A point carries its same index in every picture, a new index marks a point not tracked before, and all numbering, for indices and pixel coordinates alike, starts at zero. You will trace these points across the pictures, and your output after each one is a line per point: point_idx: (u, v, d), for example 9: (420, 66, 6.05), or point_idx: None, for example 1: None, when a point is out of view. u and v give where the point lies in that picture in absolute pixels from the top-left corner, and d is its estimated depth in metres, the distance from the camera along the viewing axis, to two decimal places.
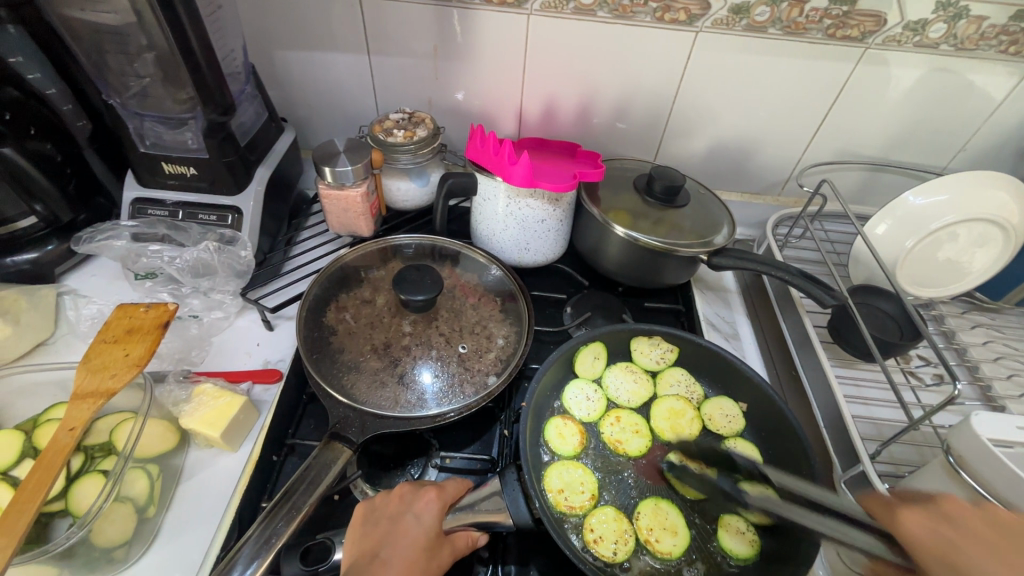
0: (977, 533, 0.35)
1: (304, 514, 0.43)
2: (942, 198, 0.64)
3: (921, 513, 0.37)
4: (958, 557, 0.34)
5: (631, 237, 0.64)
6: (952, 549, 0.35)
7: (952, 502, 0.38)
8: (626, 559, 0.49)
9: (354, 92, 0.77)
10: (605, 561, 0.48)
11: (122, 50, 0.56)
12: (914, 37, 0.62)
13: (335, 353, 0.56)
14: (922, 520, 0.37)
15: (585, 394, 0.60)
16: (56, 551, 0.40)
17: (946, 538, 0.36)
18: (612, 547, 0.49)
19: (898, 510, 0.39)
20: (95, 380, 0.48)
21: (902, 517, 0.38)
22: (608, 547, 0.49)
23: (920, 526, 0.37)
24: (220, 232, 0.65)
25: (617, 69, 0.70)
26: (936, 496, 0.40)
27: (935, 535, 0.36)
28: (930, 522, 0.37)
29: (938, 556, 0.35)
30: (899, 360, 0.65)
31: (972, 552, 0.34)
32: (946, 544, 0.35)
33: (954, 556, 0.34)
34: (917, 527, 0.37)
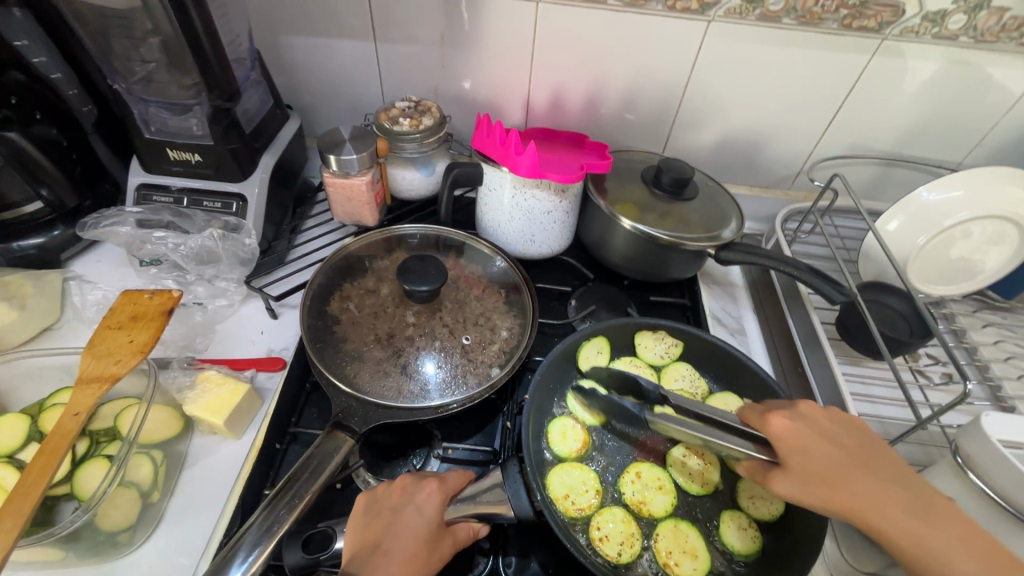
0: (826, 429, 0.44)
1: (306, 502, 0.43)
2: (957, 194, 0.63)
3: (783, 413, 0.45)
4: (816, 450, 0.42)
5: (638, 230, 0.64)
6: (811, 443, 0.42)
7: (807, 405, 0.46)
8: (630, 561, 0.48)
9: (360, 79, 0.76)
10: (609, 561, 0.48)
11: (127, 34, 0.55)
12: (933, 28, 0.61)
13: (339, 343, 0.56)
14: (785, 422, 0.44)
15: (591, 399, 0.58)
16: (61, 534, 0.41)
17: (802, 434, 0.43)
18: (617, 547, 0.49)
19: (768, 414, 0.45)
20: (100, 365, 0.48)
21: (771, 418, 0.44)
22: (613, 547, 0.49)
23: (782, 424, 0.44)
24: (224, 219, 0.65)
25: (627, 59, 0.69)
26: (788, 400, 0.47)
27: (795, 432, 0.43)
28: (791, 421, 0.44)
29: (798, 448, 0.42)
30: (908, 359, 0.64)
31: (825, 445, 0.42)
32: (804, 439, 0.43)
33: (811, 447, 0.42)
34: (781, 426, 0.44)
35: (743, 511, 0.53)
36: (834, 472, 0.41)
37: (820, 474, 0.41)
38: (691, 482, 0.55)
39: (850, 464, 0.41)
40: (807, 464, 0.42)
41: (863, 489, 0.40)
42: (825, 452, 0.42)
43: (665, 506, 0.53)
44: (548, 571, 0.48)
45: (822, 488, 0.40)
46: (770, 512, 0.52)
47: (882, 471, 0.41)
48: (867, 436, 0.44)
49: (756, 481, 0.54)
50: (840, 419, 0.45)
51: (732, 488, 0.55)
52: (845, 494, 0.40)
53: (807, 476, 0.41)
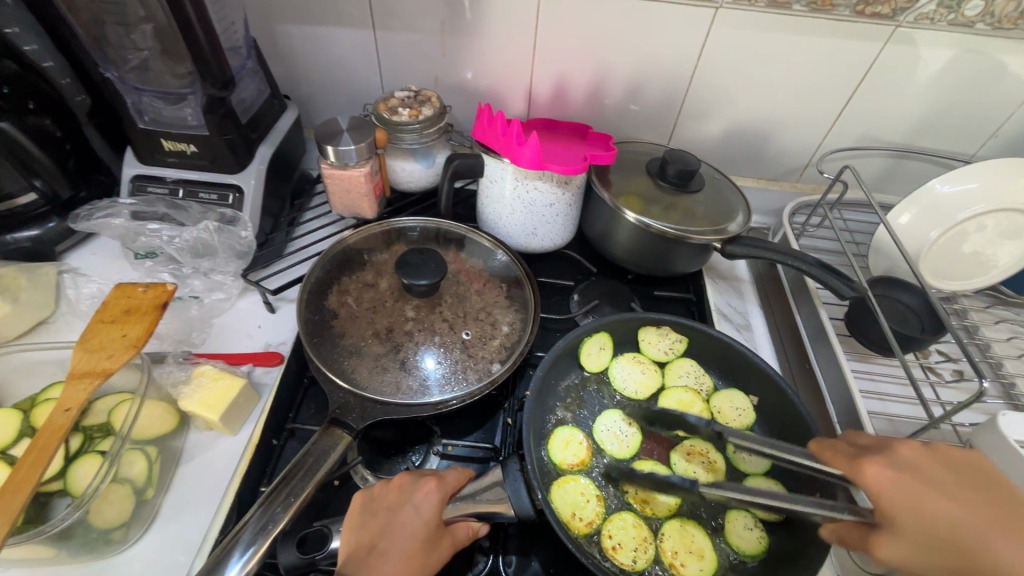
0: (940, 479, 0.39)
1: (302, 500, 0.42)
2: (972, 185, 0.61)
3: (883, 462, 0.40)
4: (930, 507, 0.37)
5: (642, 223, 0.62)
6: (921, 497, 0.38)
7: (908, 446, 0.41)
8: (645, 567, 0.48)
9: (359, 69, 0.74)
10: (625, 569, 0.47)
11: (121, 22, 0.54)
12: (949, 15, 0.59)
13: (337, 338, 0.55)
14: (885, 473, 0.39)
15: (617, 426, 0.56)
16: (52, 532, 0.40)
17: (907, 485, 0.39)
18: (631, 554, 0.48)
19: (860, 461, 0.41)
20: (92, 360, 0.47)
21: (866, 469, 0.40)
22: (627, 555, 0.48)
23: (879, 474, 0.39)
24: (220, 211, 0.64)
25: (632, 47, 0.67)
26: (886, 441, 0.43)
27: (899, 485, 0.39)
28: (890, 470, 0.39)
29: (905, 504, 0.38)
30: (918, 356, 0.63)
31: (941, 499, 0.37)
32: (911, 493, 0.38)
33: (921, 503, 0.38)
34: (879, 478, 0.39)
35: (748, 511, 0.52)
36: (958, 533, 0.36)
37: (939, 536, 0.36)
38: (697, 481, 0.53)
39: (974, 520, 0.36)
40: (921, 524, 0.37)
41: (998, 551, 0.34)
42: (939, 508, 0.37)
43: (668, 505, 0.51)
44: (549, 571, 0.47)
45: (943, 553, 0.36)
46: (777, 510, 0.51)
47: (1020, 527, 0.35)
48: (995, 483, 0.38)
49: (759, 482, 0.54)
50: (956, 465, 0.40)
51: None
52: (975, 559, 0.35)
53: (924, 539, 0.37)
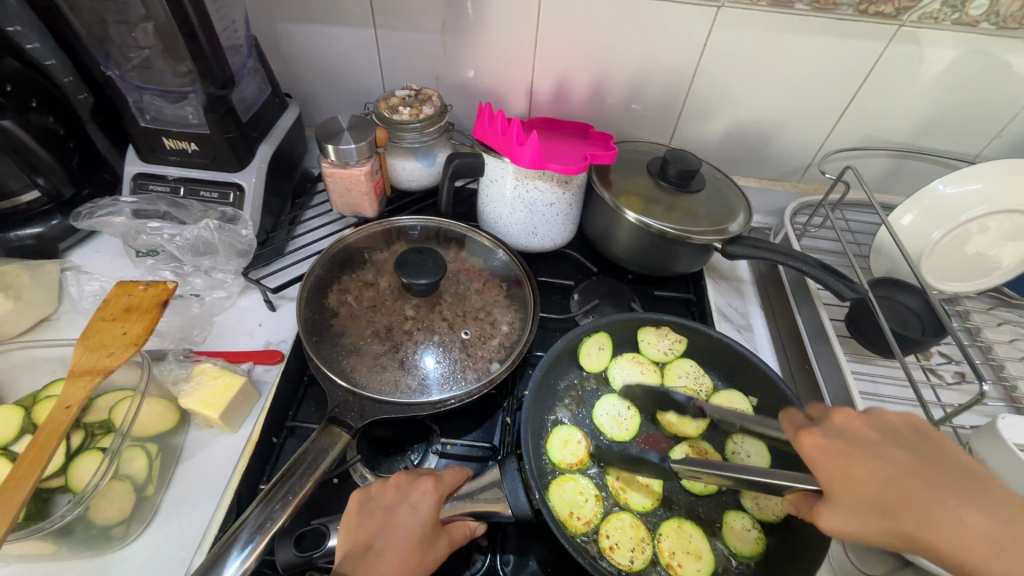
0: (874, 442, 0.36)
1: (300, 498, 0.42)
2: (975, 187, 0.61)
3: (818, 429, 0.37)
4: (861, 471, 0.34)
5: (642, 223, 0.62)
6: (853, 462, 0.35)
7: (843, 414, 0.39)
8: (643, 567, 0.48)
9: (361, 68, 0.74)
10: (622, 569, 0.47)
11: (122, 20, 0.54)
12: (953, 14, 0.58)
13: (336, 336, 0.55)
14: (819, 440, 0.37)
15: (617, 411, 0.57)
16: (52, 528, 0.40)
17: (841, 452, 0.36)
18: (628, 555, 0.48)
19: (799, 434, 0.38)
20: (93, 358, 0.48)
21: (802, 439, 0.37)
22: (625, 555, 0.48)
23: (815, 442, 0.37)
24: (221, 210, 0.64)
25: (633, 46, 0.67)
26: (827, 409, 0.40)
27: (832, 453, 0.36)
28: (824, 438, 0.37)
29: (838, 472, 0.35)
30: (920, 357, 0.63)
31: (874, 462, 0.34)
32: (843, 458, 0.35)
33: (853, 467, 0.35)
34: (814, 446, 0.37)
35: (746, 512, 0.52)
36: (889, 495, 0.33)
37: (873, 499, 0.33)
38: (695, 482, 0.53)
39: (905, 480, 0.33)
40: (853, 488, 0.34)
41: (932, 512, 0.31)
42: (872, 470, 0.34)
43: (644, 502, 0.51)
44: (546, 570, 0.47)
45: (877, 517, 0.32)
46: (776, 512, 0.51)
47: (954, 489, 0.32)
48: (931, 443, 0.35)
49: None
50: (891, 427, 0.37)
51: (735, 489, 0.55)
52: (907, 521, 0.31)
53: (857, 502, 0.33)
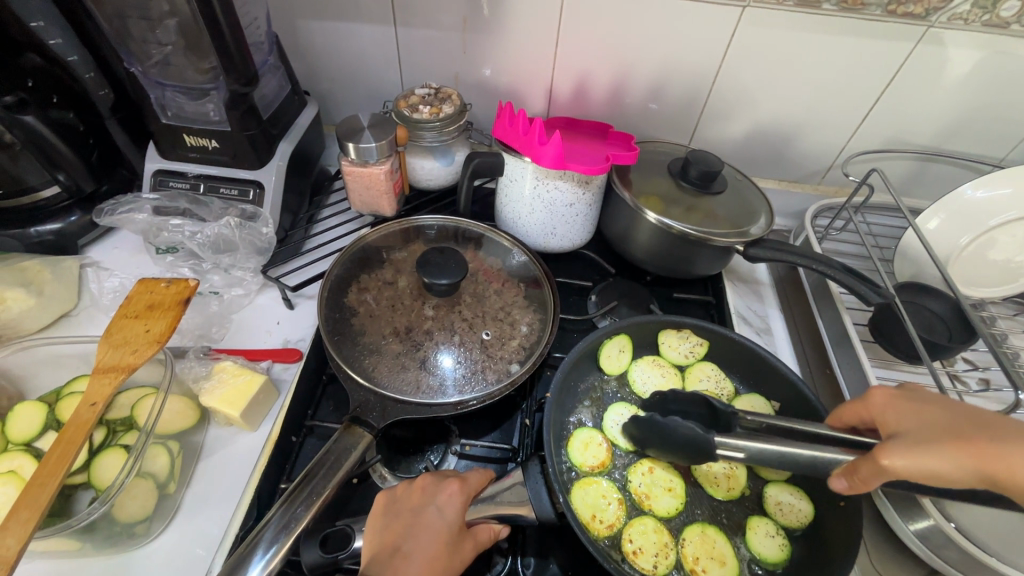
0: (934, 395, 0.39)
1: (324, 498, 0.42)
2: (1006, 192, 0.61)
3: (885, 388, 0.40)
4: (930, 412, 0.37)
5: (664, 224, 0.61)
6: (921, 408, 0.38)
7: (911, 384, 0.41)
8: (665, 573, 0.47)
9: (379, 65, 0.74)
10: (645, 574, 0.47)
11: (144, 16, 0.54)
12: (984, 16, 0.57)
13: (356, 336, 0.55)
14: (887, 393, 0.40)
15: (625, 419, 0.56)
16: (78, 526, 0.40)
17: (909, 403, 0.38)
18: (651, 560, 0.47)
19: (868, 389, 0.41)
20: (117, 355, 0.48)
21: (872, 391, 0.40)
22: (648, 560, 0.47)
23: (884, 396, 0.40)
24: (241, 207, 0.64)
25: (655, 46, 0.66)
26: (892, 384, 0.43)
27: (900, 402, 0.39)
28: (894, 392, 0.40)
29: (907, 415, 0.37)
30: (944, 363, 0.62)
31: (941, 407, 0.37)
32: (911, 405, 0.38)
33: (922, 410, 0.37)
34: (882, 399, 0.39)
35: (770, 518, 0.52)
36: (955, 426, 0.35)
37: (942, 429, 0.35)
38: (717, 487, 0.53)
39: (971, 421, 0.36)
40: (924, 426, 0.36)
41: (996, 440, 0.34)
42: (940, 414, 0.37)
43: (669, 507, 0.51)
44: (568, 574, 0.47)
45: (951, 442, 0.34)
46: (800, 519, 0.51)
47: (1006, 423, 0.35)
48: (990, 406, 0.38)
49: (781, 488, 0.53)
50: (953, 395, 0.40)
51: (757, 495, 0.54)
52: (979, 445, 0.34)
53: (930, 434, 0.35)
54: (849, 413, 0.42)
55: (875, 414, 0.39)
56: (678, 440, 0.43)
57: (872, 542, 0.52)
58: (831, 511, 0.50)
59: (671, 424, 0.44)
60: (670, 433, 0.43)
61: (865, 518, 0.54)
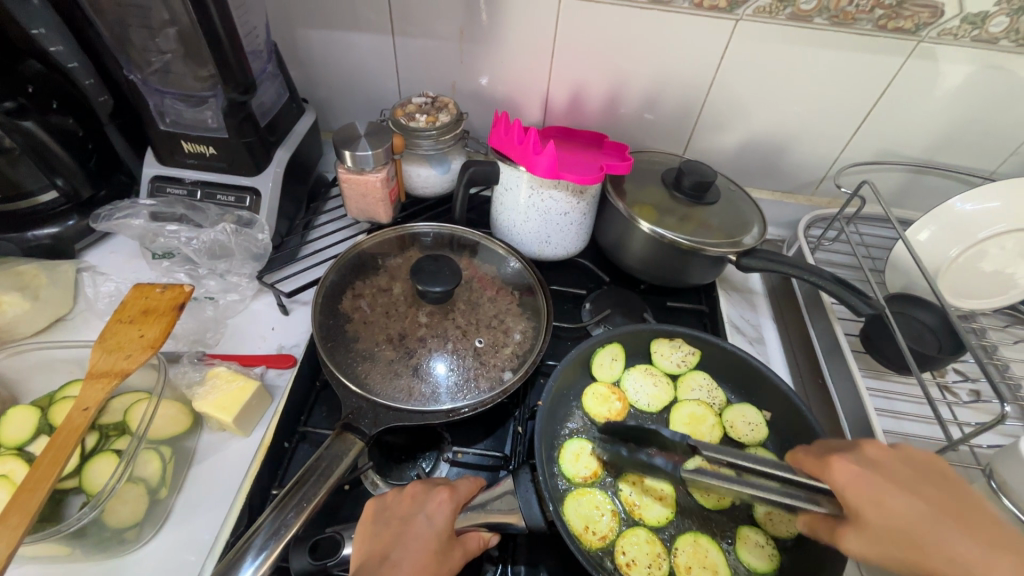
0: (900, 474, 0.38)
1: (315, 505, 0.42)
2: (993, 205, 0.62)
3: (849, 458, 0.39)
4: (896, 502, 0.36)
5: (657, 234, 0.62)
6: (883, 492, 0.37)
7: (872, 445, 0.41)
8: None
9: (377, 74, 0.75)
10: None
11: (145, 25, 0.55)
12: (973, 31, 0.58)
13: (350, 342, 0.55)
14: (851, 467, 0.39)
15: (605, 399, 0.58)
16: (67, 531, 0.40)
17: (873, 482, 0.38)
18: (645, 571, 0.48)
19: (828, 458, 0.40)
20: (110, 360, 0.48)
21: (834, 464, 0.40)
22: (641, 571, 0.48)
23: (846, 473, 0.39)
24: (238, 213, 0.64)
25: (649, 59, 0.67)
26: (853, 440, 0.42)
27: (861, 480, 0.38)
28: (858, 467, 0.39)
29: (870, 500, 0.37)
30: (935, 374, 0.62)
31: (902, 494, 0.37)
32: (875, 487, 0.37)
33: (884, 496, 0.37)
34: (845, 474, 0.39)
35: (760, 528, 0.52)
36: (913, 526, 0.35)
37: (898, 530, 0.36)
38: (707, 499, 0.53)
39: (933, 516, 0.35)
40: (885, 518, 0.36)
41: (956, 545, 0.34)
42: (903, 504, 0.36)
43: (660, 516, 0.51)
44: None
45: (902, 546, 0.35)
46: (790, 529, 0.51)
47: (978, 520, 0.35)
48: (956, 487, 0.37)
49: (772, 498, 0.54)
50: (913, 459, 0.40)
51: (747, 504, 0.54)
52: (935, 552, 0.34)
53: (886, 532, 0.36)
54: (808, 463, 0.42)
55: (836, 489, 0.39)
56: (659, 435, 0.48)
57: None
58: None
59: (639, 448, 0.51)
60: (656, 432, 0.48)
61: None
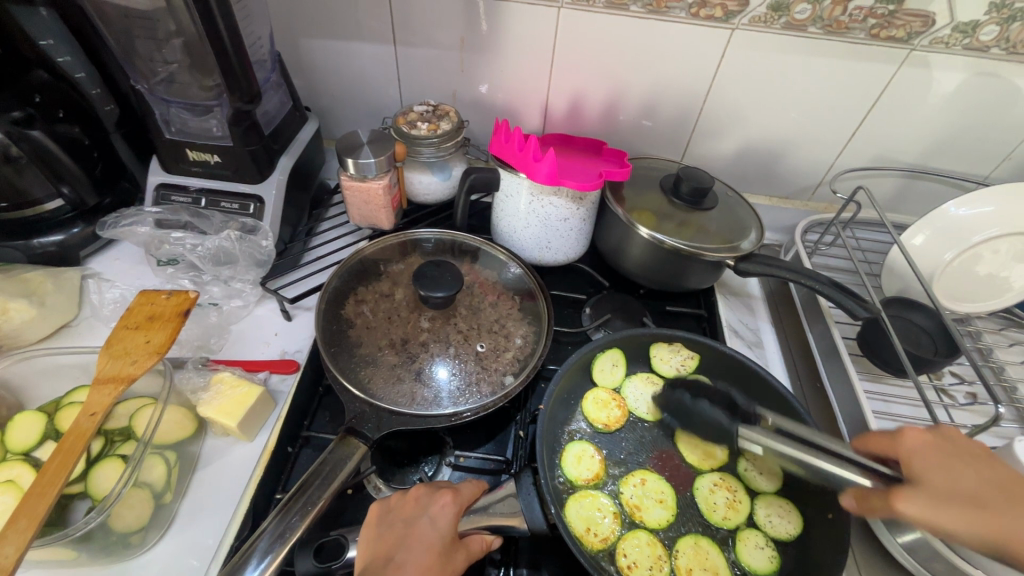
0: (972, 457, 0.40)
1: (319, 508, 0.43)
2: (988, 210, 0.63)
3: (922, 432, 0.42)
4: (960, 472, 0.38)
5: (656, 239, 0.63)
6: (951, 463, 0.39)
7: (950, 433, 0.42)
8: None
9: (379, 83, 0.76)
10: None
11: (151, 36, 0.55)
12: (964, 39, 0.59)
13: (353, 347, 0.56)
14: (922, 436, 0.41)
15: (603, 404, 0.59)
16: (75, 535, 0.40)
17: (941, 453, 0.40)
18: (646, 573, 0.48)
19: (902, 430, 0.43)
20: (116, 366, 0.49)
21: (906, 433, 0.42)
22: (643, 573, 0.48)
23: (919, 441, 0.41)
24: (242, 220, 0.65)
25: (647, 68, 0.68)
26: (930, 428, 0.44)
27: (933, 451, 0.40)
28: (929, 439, 0.41)
29: (937, 465, 0.39)
30: (931, 377, 0.63)
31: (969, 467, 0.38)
32: (944, 457, 0.40)
33: (953, 465, 0.39)
34: (917, 442, 0.41)
35: (760, 530, 0.53)
36: (978, 494, 0.37)
37: (961, 493, 0.37)
38: (712, 510, 0.53)
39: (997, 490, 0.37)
40: (947, 481, 0.38)
41: (1016, 515, 0.35)
42: (968, 475, 0.38)
43: (661, 519, 0.52)
44: None
45: (964, 505, 0.36)
46: (788, 530, 0.52)
47: None
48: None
49: (771, 500, 0.54)
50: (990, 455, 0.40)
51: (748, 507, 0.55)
52: (993, 514, 0.35)
53: (947, 492, 0.37)
54: (877, 446, 0.43)
55: (905, 455, 0.41)
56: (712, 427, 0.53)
57: (861, 554, 0.53)
58: (821, 523, 0.51)
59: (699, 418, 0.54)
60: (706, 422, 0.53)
61: (855, 530, 0.55)
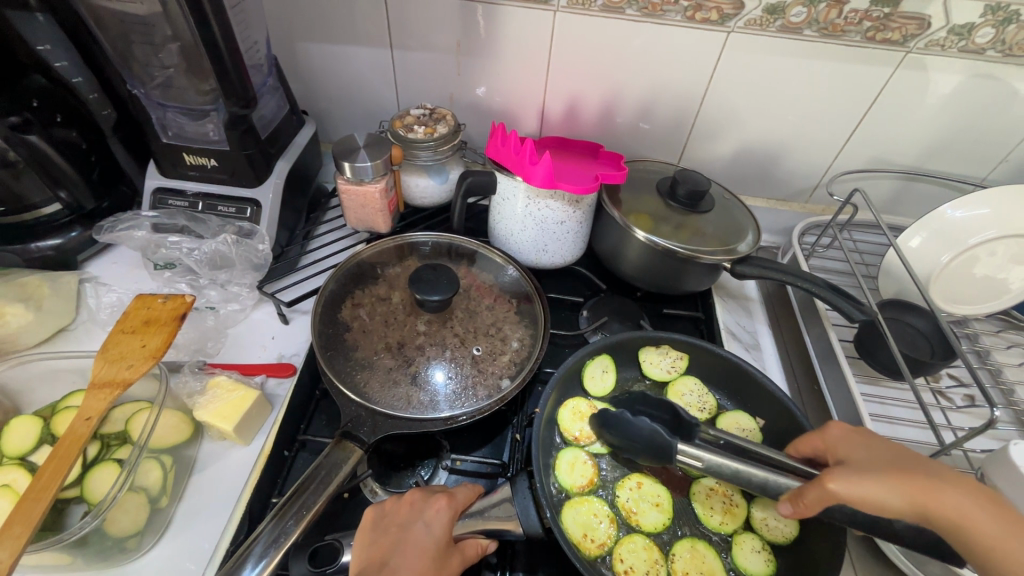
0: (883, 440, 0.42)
1: (315, 513, 0.43)
2: (983, 211, 0.63)
3: (842, 424, 0.44)
4: (880, 453, 0.40)
5: (652, 242, 0.63)
6: (870, 446, 0.41)
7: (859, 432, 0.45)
8: None
9: (376, 86, 0.76)
10: None
11: (148, 41, 0.56)
12: (960, 42, 0.59)
13: (349, 351, 0.56)
14: (842, 428, 0.43)
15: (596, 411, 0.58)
16: (69, 540, 0.40)
17: (861, 441, 0.42)
18: None
19: (826, 425, 0.44)
20: (113, 370, 0.49)
21: (829, 426, 0.44)
22: None
23: (839, 432, 0.43)
24: (239, 224, 0.65)
25: (643, 71, 0.68)
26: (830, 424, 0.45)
27: (853, 440, 0.42)
28: (848, 430, 0.43)
29: (858, 450, 0.41)
30: (930, 379, 0.63)
31: (886, 447, 0.41)
32: (863, 442, 0.42)
33: (871, 447, 0.41)
34: (839, 433, 0.43)
35: (756, 533, 0.53)
36: (901, 466, 0.39)
37: (886, 467, 0.39)
38: (710, 515, 0.53)
39: (913, 462, 0.39)
40: (870, 459, 0.40)
41: (931, 480, 0.37)
42: (890, 453, 0.40)
43: (657, 521, 0.52)
44: None
45: (891, 475, 0.38)
46: (782, 532, 0.52)
47: (946, 469, 0.39)
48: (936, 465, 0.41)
49: (768, 504, 0.54)
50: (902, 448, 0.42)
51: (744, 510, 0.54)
52: (916, 481, 0.37)
53: (872, 467, 0.39)
54: (804, 444, 0.45)
55: (829, 446, 0.43)
56: (642, 439, 0.45)
57: (858, 557, 0.53)
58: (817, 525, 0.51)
59: (638, 423, 0.45)
60: (636, 433, 0.45)
61: (852, 533, 0.54)
